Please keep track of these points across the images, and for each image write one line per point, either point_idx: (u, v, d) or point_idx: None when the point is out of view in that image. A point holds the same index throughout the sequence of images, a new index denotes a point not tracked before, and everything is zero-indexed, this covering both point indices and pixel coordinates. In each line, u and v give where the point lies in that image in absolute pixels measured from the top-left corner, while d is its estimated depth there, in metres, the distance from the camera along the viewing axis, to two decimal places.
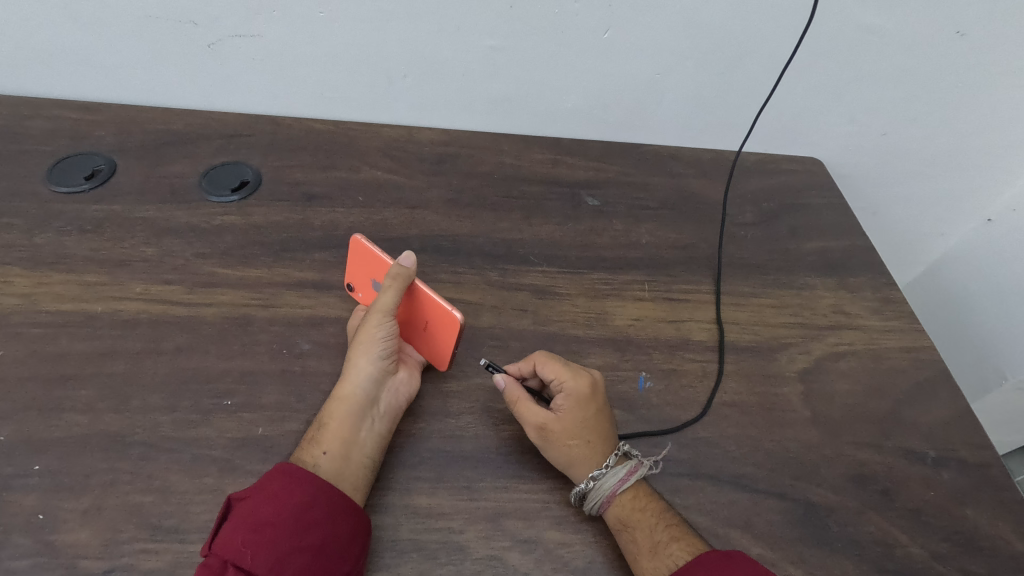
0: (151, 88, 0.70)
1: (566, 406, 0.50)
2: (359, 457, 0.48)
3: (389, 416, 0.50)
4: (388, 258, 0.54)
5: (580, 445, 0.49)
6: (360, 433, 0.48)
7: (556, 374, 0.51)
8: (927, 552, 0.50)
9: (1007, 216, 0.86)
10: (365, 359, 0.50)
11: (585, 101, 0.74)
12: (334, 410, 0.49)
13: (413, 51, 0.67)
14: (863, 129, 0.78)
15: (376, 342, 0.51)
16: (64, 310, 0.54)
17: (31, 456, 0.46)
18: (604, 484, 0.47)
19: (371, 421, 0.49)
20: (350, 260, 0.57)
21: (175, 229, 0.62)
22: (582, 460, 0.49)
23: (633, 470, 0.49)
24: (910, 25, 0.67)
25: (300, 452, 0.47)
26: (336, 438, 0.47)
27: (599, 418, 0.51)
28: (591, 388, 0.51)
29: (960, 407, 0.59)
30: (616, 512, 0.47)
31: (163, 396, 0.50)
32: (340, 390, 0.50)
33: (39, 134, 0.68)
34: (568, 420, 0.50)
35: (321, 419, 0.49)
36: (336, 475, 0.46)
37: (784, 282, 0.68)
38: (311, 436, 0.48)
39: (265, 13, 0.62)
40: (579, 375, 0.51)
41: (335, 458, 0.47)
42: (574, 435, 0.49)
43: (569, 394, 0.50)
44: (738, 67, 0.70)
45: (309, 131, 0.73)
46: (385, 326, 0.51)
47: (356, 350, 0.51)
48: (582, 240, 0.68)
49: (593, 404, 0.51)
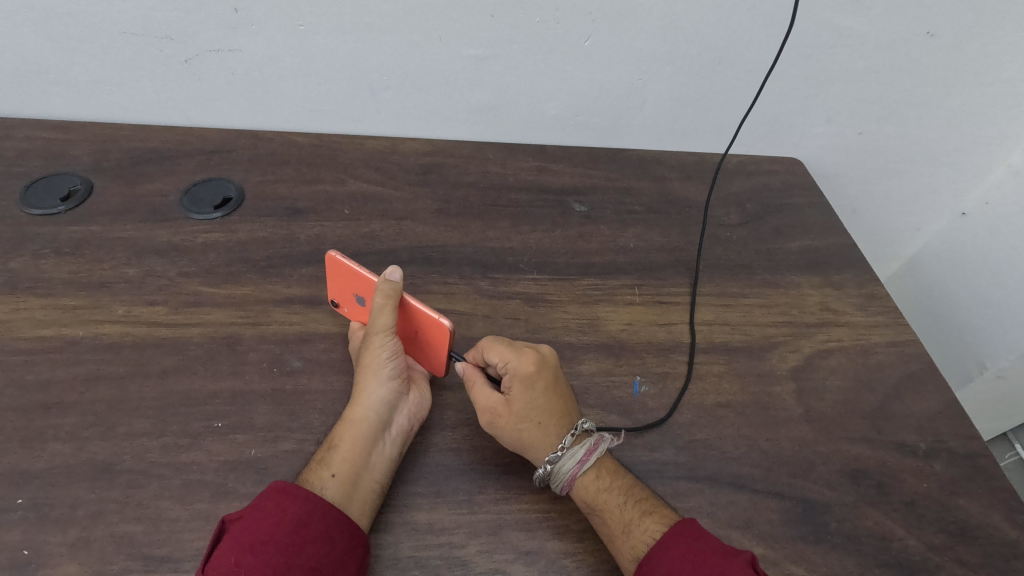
0: (129, 106, 0.69)
1: (515, 387, 0.50)
2: (369, 481, 0.47)
3: (400, 439, 0.49)
4: (370, 273, 0.53)
5: (531, 426, 0.49)
6: (372, 456, 0.47)
7: (500, 356, 0.51)
8: (923, 544, 0.50)
9: (981, 210, 0.88)
10: (376, 380, 0.50)
11: (568, 108, 0.74)
12: (344, 431, 0.48)
13: (394, 64, 0.66)
14: (841, 129, 0.80)
15: (385, 362, 0.50)
16: (42, 336, 0.53)
17: (13, 489, 0.44)
18: (562, 466, 0.47)
19: (382, 444, 0.48)
20: (329, 277, 0.56)
21: (157, 248, 0.61)
22: (536, 443, 0.49)
23: (593, 448, 0.49)
24: (881, 28, 0.68)
25: (308, 474, 0.46)
26: (346, 461, 0.47)
27: (553, 397, 0.51)
28: (535, 365, 0.50)
29: (946, 398, 0.60)
30: (581, 495, 0.47)
31: (151, 420, 0.49)
32: (350, 411, 0.49)
33: (13, 156, 0.66)
34: (517, 403, 0.50)
35: (332, 441, 0.48)
36: (344, 499, 0.45)
37: (771, 282, 0.69)
38: (321, 458, 0.47)
39: (243, 28, 0.61)
40: (523, 353, 0.51)
41: (345, 482, 0.46)
42: (523, 418, 0.49)
43: (515, 374, 0.50)
44: (719, 72, 0.71)
45: (291, 146, 0.73)
46: (390, 346, 0.51)
47: (365, 372, 0.50)
48: (571, 246, 0.68)
49: (541, 380, 0.50)
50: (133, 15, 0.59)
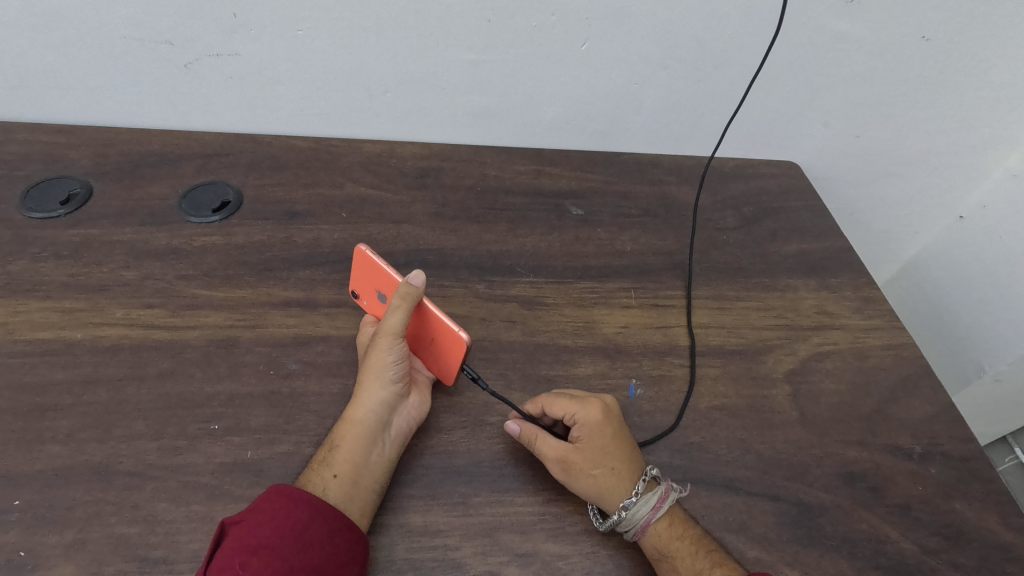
0: (127, 109, 0.69)
1: (584, 436, 0.50)
2: (369, 481, 0.47)
3: (399, 440, 0.49)
4: (396, 274, 0.54)
5: (605, 472, 0.49)
6: (371, 457, 0.48)
7: (565, 408, 0.51)
8: (918, 547, 0.50)
9: (978, 213, 0.88)
10: (378, 383, 0.50)
11: (566, 111, 0.74)
12: (345, 432, 0.48)
13: (392, 69, 0.67)
14: (837, 133, 0.80)
15: (388, 366, 0.50)
16: (41, 338, 0.53)
17: (10, 491, 0.45)
18: (637, 513, 0.47)
19: (382, 445, 0.49)
20: (354, 269, 0.57)
21: (155, 251, 0.61)
22: (612, 489, 0.48)
23: (665, 495, 0.49)
24: (875, 32, 0.68)
25: (310, 475, 0.47)
26: (347, 462, 0.47)
27: (621, 443, 0.50)
28: (604, 413, 0.51)
29: (942, 402, 0.60)
30: (653, 541, 0.47)
31: (148, 423, 0.49)
32: (351, 412, 0.49)
33: (13, 159, 0.66)
34: (589, 451, 0.49)
35: (333, 441, 0.48)
36: (345, 499, 0.46)
37: (767, 285, 0.69)
38: (322, 458, 0.48)
39: (241, 32, 0.62)
40: (589, 403, 0.51)
41: (345, 482, 0.46)
42: (596, 464, 0.49)
43: (583, 424, 0.50)
44: (715, 76, 0.71)
45: (289, 149, 0.73)
46: (396, 349, 0.51)
47: (367, 374, 0.50)
48: (567, 249, 0.68)
49: (610, 429, 0.50)
50: (132, 20, 0.60)
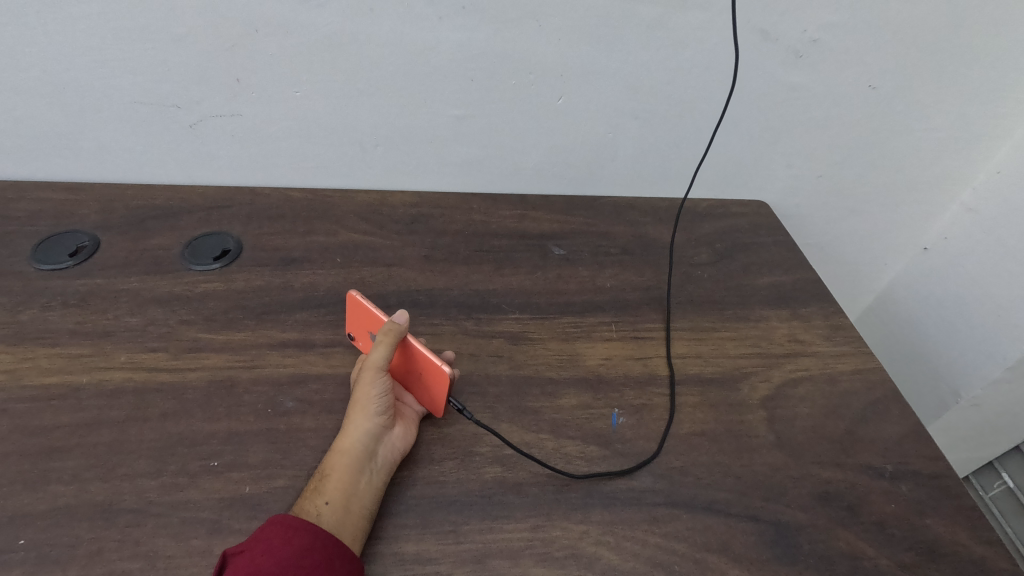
0: (134, 167, 0.74)
1: None
2: (360, 507, 0.49)
3: (386, 469, 0.52)
4: (382, 314, 0.57)
5: None
6: (360, 483, 0.50)
7: None
8: (893, 562, 0.52)
9: (941, 245, 0.94)
10: (363, 415, 0.52)
11: (547, 160, 0.80)
12: (334, 462, 0.51)
13: (385, 124, 0.72)
14: (801, 174, 0.86)
15: (373, 399, 0.53)
16: (48, 383, 0.55)
17: (15, 531, 0.46)
18: None
19: (370, 473, 0.51)
20: (349, 313, 0.60)
21: (159, 298, 0.64)
22: None
23: None
24: (825, 82, 0.75)
25: (303, 503, 0.49)
26: (338, 488, 0.49)
27: None
28: None
29: (910, 422, 0.63)
30: None
31: (150, 461, 0.51)
32: (340, 442, 0.52)
33: (24, 216, 0.70)
34: None
35: (324, 470, 0.51)
36: (338, 523, 0.47)
37: (741, 316, 0.73)
38: (314, 487, 0.50)
39: (245, 95, 0.67)
40: None
41: (338, 507, 0.48)
42: None
43: None
44: (682, 124, 0.77)
45: (286, 201, 0.77)
46: (379, 383, 0.54)
47: (354, 407, 0.53)
48: (551, 287, 0.72)
49: None
50: (142, 88, 0.65)
